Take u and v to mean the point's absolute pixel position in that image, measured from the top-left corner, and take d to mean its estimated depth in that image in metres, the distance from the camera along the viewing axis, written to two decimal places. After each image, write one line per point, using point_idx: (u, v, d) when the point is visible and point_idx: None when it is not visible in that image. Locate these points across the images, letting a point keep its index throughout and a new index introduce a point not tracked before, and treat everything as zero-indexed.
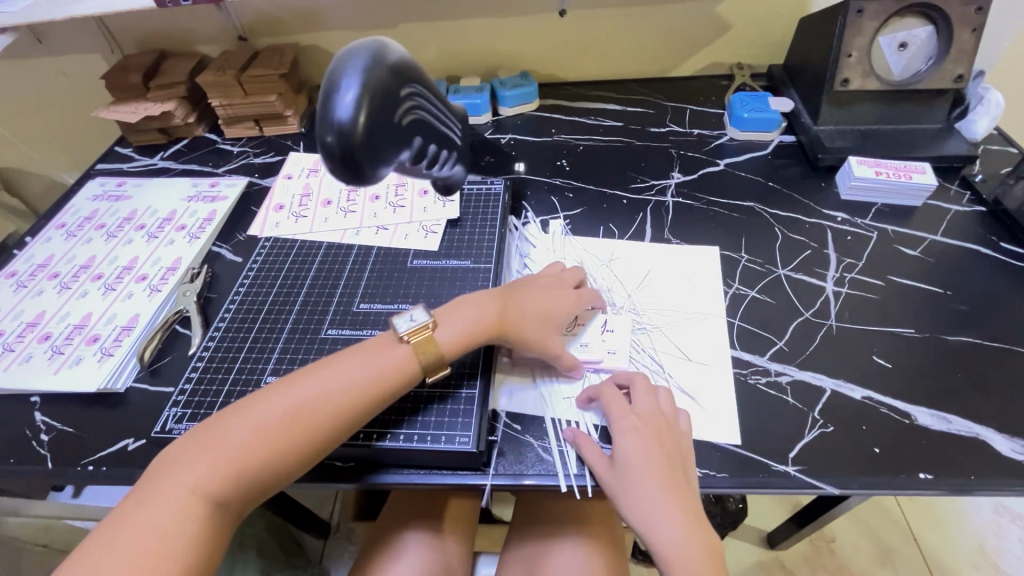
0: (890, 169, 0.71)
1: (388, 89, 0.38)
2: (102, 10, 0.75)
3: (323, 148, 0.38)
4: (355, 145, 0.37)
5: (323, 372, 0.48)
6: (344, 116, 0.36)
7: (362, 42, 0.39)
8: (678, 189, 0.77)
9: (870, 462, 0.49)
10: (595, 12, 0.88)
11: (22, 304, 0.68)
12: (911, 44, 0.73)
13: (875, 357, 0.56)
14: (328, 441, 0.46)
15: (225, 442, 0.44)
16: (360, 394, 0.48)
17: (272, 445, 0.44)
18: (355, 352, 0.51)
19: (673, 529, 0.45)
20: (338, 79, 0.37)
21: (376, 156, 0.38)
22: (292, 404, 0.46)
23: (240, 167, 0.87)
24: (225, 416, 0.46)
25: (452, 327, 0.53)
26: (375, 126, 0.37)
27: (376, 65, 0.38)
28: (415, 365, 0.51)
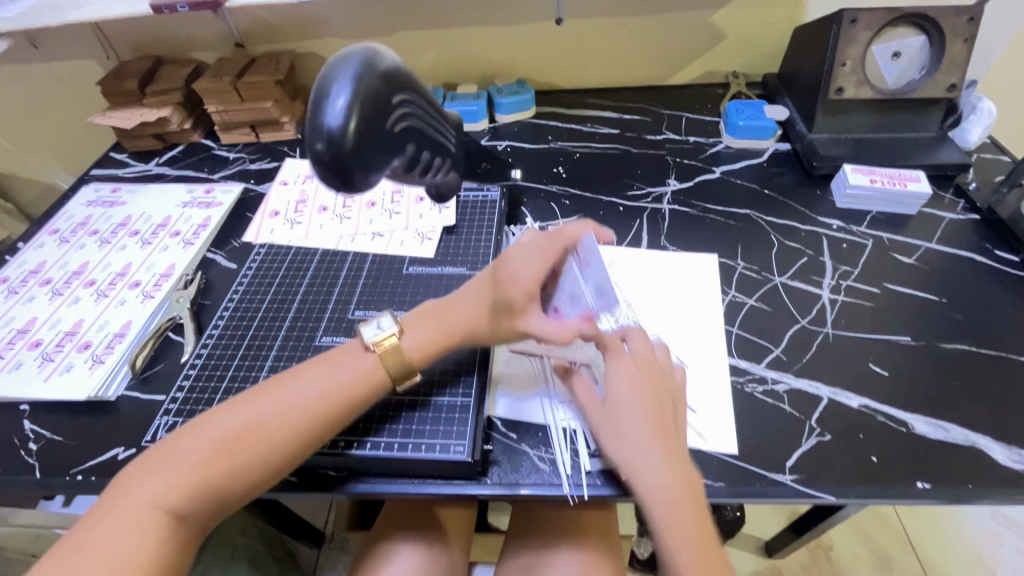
0: (885, 177, 0.71)
1: (380, 96, 0.38)
2: (99, 17, 0.74)
3: (312, 153, 0.39)
4: (343, 152, 0.38)
5: (291, 380, 0.48)
6: (334, 124, 0.37)
7: (357, 48, 0.39)
8: (675, 196, 0.77)
9: (867, 471, 0.49)
10: (592, 20, 0.89)
11: (13, 310, 0.67)
12: (904, 53, 0.74)
13: (871, 366, 0.56)
14: (298, 450, 0.45)
15: (189, 453, 0.42)
16: (329, 402, 0.47)
17: (236, 457, 0.43)
18: (324, 360, 0.50)
19: (657, 470, 0.44)
20: (330, 84, 0.38)
21: (364, 163, 0.39)
22: (259, 412, 0.45)
23: (235, 173, 0.87)
24: (188, 429, 0.44)
25: (418, 332, 0.52)
26: (363, 133, 0.38)
27: (367, 73, 0.38)
28: (383, 372, 0.50)
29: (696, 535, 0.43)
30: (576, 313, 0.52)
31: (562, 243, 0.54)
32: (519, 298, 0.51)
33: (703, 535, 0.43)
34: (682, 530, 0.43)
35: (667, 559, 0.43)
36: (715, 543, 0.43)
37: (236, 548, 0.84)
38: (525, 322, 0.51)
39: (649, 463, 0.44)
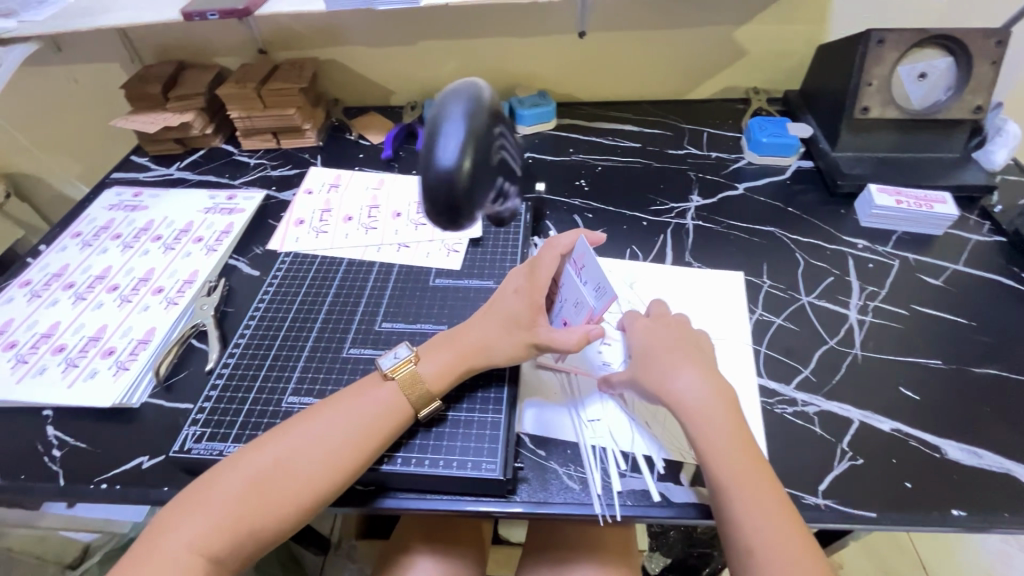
0: (911, 198, 0.71)
1: (488, 134, 0.39)
2: (127, 22, 0.75)
3: (425, 192, 0.39)
4: (459, 190, 0.38)
5: (317, 416, 0.48)
6: (449, 161, 0.37)
7: (460, 87, 0.40)
8: (698, 212, 0.77)
9: (902, 497, 0.48)
10: (615, 34, 0.89)
11: (36, 314, 0.67)
12: (931, 74, 0.74)
13: (902, 389, 0.56)
14: (328, 488, 0.45)
15: (222, 495, 0.43)
16: (356, 437, 0.47)
17: (267, 497, 0.44)
18: (347, 394, 0.50)
19: (685, 382, 0.49)
20: (441, 124, 0.38)
21: (476, 200, 0.39)
22: (288, 449, 0.45)
23: (257, 179, 0.87)
24: (221, 469, 0.45)
25: (435, 360, 0.52)
26: (476, 170, 0.38)
27: (477, 110, 0.38)
28: (406, 404, 0.50)
29: (739, 450, 0.45)
30: (582, 318, 0.52)
31: (559, 250, 0.56)
32: (527, 311, 0.53)
33: (747, 451, 0.46)
34: (725, 444, 0.46)
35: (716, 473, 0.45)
36: (760, 459, 0.45)
37: None
38: (535, 336, 0.52)
39: (687, 386, 0.49)
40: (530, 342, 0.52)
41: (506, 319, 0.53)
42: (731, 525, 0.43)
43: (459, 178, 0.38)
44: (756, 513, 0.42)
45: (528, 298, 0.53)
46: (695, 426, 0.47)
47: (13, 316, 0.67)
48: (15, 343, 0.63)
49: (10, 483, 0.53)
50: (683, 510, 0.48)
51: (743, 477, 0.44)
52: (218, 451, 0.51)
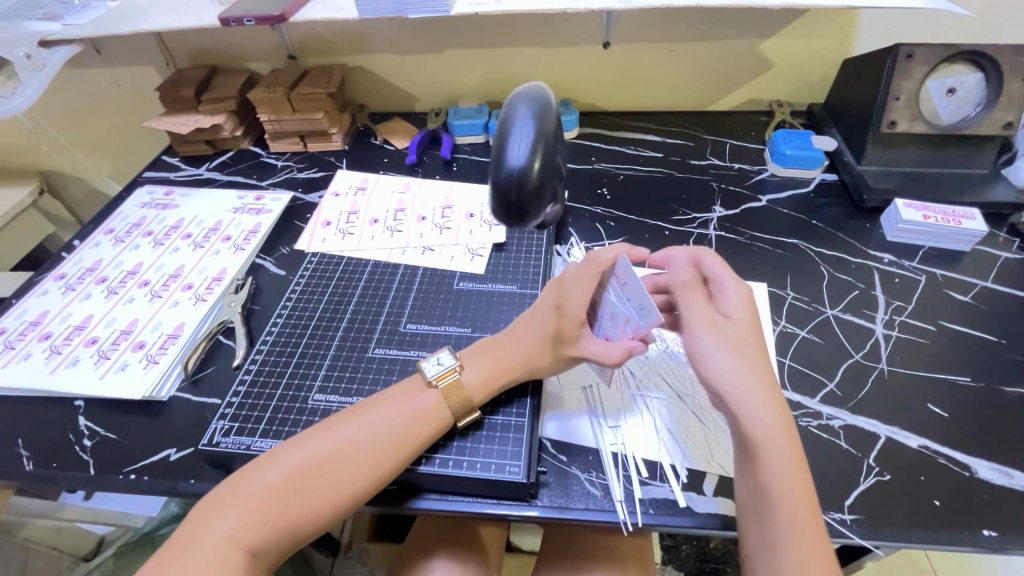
0: (938, 214, 0.70)
1: (554, 138, 0.40)
2: (167, 26, 0.77)
3: (494, 192, 0.39)
4: (529, 190, 0.38)
5: (359, 418, 0.48)
6: (522, 161, 0.38)
7: (528, 91, 0.41)
8: (721, 223, 0.77)
9: (930, 515, 0.47)
10: (640, 45, 0.90)
11: (70, 307, 0.69)
12: (959, 90, 0.74)
13: (930, 406, 0.55)
14: (363, 492, 0.45)
15: (262, 489, 0.44)
16: (395, 444, 0.47)
17: (308, 494, 0.44)
18: (388, 399, 0.50)
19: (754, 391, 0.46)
20: (511, 125, 0.39)
21: (542, 202, 0.39)
22: (328, 449, 0.46)
23: (284, 181, 0.88)
24: (264, 460, 0.46)
25: (477, 370, 0.52)
26: (544, 172, 0.39)
27: (546, 113, 0.40)
28: (446, 412, 0.50)
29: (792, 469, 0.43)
30: (620, 330, 0.51)
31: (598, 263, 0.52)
32: (568, 327, 0.51)
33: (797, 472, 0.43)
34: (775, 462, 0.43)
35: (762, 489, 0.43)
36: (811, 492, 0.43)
37: None
38: (574, 350, 0.51)
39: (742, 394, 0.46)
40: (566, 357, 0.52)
41: (551, 335, 0.52)
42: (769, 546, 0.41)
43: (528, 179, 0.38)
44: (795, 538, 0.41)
45: (570, 314, 0.51)
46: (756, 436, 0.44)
47: (48, 309, 0.68)
48: (50, 334, 0.65)
49: (42, 471, 0.54)
50: (707, 520, 0.47)
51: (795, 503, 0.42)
52: (246, 445, 0.52)
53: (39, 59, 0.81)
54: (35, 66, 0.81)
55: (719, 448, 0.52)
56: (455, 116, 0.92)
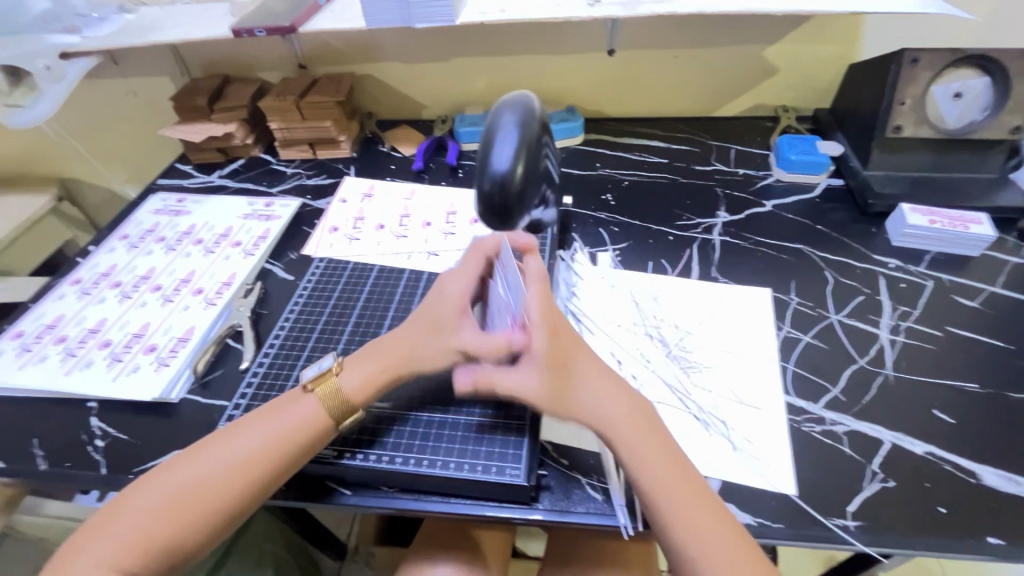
0: (945, 219, 0.70)
1: (535, 143, 0.45)
2: (181, 38, 0.79)
3: (482, 194, 0.45)
4: (508, 194, 0.44)
5: (235, 432, 0.49)
6: (503, 167, 0.44)
7: (514, 98, 0.46)
8: (725, 228, 0.77)
9: (935, 522, 0.47)
10: (645, 52, 0.90)
11: (85, 310, 0.71)
12: (966, 94, 0.73)
13: (936, 412, 0.54)
14: (242, 503, 0.46)
15: (139, 513, 0.44)
16: (271, 454, 0.47)
17: (190, 508, 0.45)
18: (265, 411, 0.50)
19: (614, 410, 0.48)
20: (496, 135, 0.45)
21: (522, 202, 0.45)
22: (204, 467, 0.46)
23: (293, 188, 0.90)
24: (147, 479, 0.46)
25: (357, 372, 0.52)
26: (525, 176, 0.44)
27: (528, 119, 0.45)
28: (326, 418, 0.50)
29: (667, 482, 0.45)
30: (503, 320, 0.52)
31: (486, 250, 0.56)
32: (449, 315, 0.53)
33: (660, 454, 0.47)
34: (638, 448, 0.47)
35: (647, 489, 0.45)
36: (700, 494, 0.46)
37: (262, 553, 0.89)
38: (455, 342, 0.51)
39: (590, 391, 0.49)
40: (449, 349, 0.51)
41: (429, 328, 0.53)
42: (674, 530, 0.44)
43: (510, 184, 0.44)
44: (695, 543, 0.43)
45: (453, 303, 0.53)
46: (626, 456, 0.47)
47: (64, 313, 0.70)
48: (65, 337, 0.67)
49: (55, 470, 0.55)
50: None
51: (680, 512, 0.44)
52: None
53: (58, 70, 0.84)
54: (54, 77, 0.84)
55: (716, 453, 0.52)
56: (461, 123, 0.93)
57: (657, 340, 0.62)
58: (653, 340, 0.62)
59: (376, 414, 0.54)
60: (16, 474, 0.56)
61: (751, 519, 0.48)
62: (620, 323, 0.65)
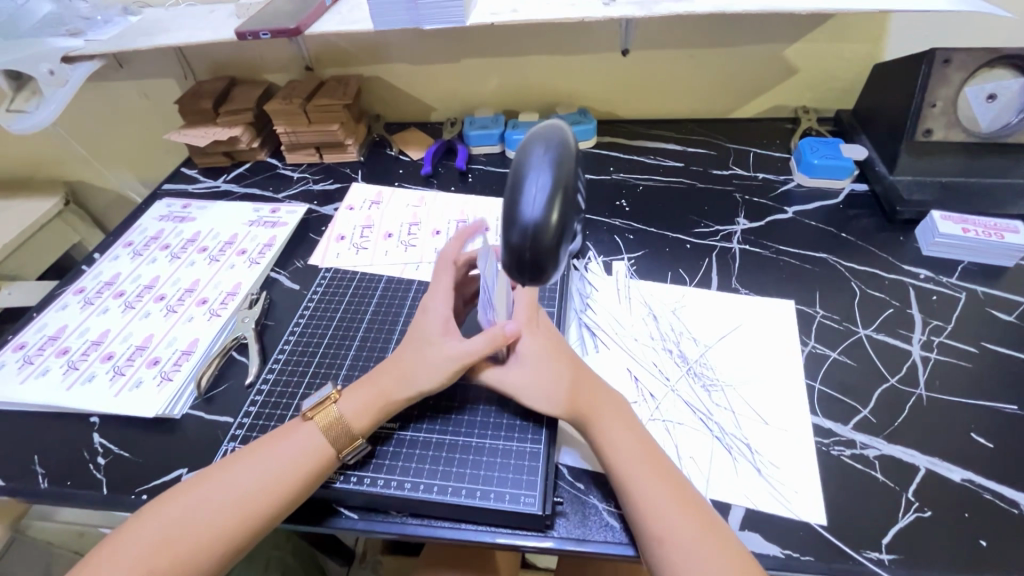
0: (978, 227, 0.67)
1: (573, 184, 0.39)
2: (185, 41, 0.77)
3: (508, 246, 0.38)
4: (545, 243, 0.37)
5: (235, 463, 0.47)
6: (538, 214, 0.37)
7: (544, 134, 0.40)
8: (745, 235, 0.74)
9: (976, 557, 0.44)
10: (661, 52, 0.87)
11: (88, 321, 0.69)
12: (1000, 96, 0.69)
13: (973, 436, 0.51)
14: (241, 538, 0.45)
15: (134, 548, 0.43)
16: (272, 487, 0.46)
17: (191, 541, 0.43)
18: (266, 440, 0.49)
19: (628, 444, 0.47)
20: (526, 171, 0.38)
21: (560, 252, 0.38)
22: (202, 500, 0.45)
23: (299, 194, 0.88)
24: (150, 510, 0.45)
25: (358, 397, 0.50)
26: (562, 223, 0.38)
27: (565, 158, 0.38)
28: (329, 450, 0.48)
29: (672, 510, 0.43)
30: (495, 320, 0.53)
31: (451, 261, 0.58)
32: (433, 329, 0.53)
33: (657, 470, 0.46)
34: (636, 460, 0.46)
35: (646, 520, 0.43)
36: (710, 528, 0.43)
37: (270, 561, 0.88)
38: (441, 354, 0.51)
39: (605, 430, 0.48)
40: (441, 363, 0.50)
41: (420, 345, 0.52)
42: (657, 547, 0.42)
43: (545, 233, 0.37)
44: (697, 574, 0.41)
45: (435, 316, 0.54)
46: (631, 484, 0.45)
47: (67, 323, 0.69)
48: (67, 349, 0.66)
49: (56, 489, 0.54)
50: None
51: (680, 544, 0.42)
52: None
53: (62, 75, 0.81)
54: (57, 82, 0.82)
55: (738, 479, 0.49)
56: (471, 126, 0.91)
57: (676, 356, 0.60)
58: (673, 356, 0.60)
59: (387, 436, 0.52)
60: (17, 492, 0.54)
61: (778, 551, 0.45)
62: (637, 336, 0.62)
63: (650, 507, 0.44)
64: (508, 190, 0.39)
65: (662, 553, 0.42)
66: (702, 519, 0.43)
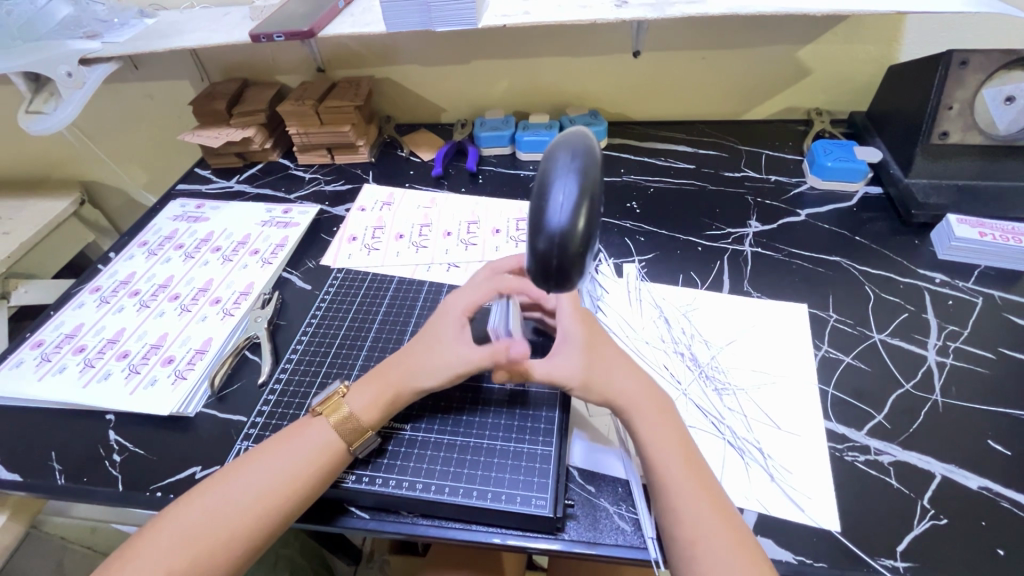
0: (995, 231, 0.66)
1: (598, 191, 0.39)
2: (199, 44, 0.78)
3: (535, 253, 0.38)
4: (571, 251, 0.37)
5: (250, 463, 0.47)
6: (564, 221, 0.37)
7: (569, 140, 0.40)
8: (757, 238, 0.74)
9: (992, 566, 0.43)
10: (672, 53, 0.87)
11: (105, 319, 0.70)
12: (1019, 98, 0.68)
13: (990, 443, 0.51)
14: (261, 535, 0.45)
15: (158, 552, 0.43)
16: (288, 485, 0.46)
17: (212, 540, 0.43)
18: (279, 437, 0.49)
19: (663, 440, 0.47)
20: (552, 178, 0.38)
21: (585, 259, 0.38)
22: (221, 500, 0.45)
23: (311, 194, 0.88)
24: (170, 510, 0.46)
25: (364, 394, 0.51)
26: (588, 230, 0.38)
27: (591, 165, 0.38)
28: (340, 444, 0.49)
29: (699, 506, 0.43)
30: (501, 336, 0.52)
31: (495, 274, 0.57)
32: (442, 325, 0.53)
33: (687, 471, 0.45)
34: (668, 462, 0.45)
35: (673, 513, 0.43)
36: (735, 526, 0.43)
37: (278, 559, 0.90)
38: (448, 352, 0.51)
39: (645, 424, 0.48)
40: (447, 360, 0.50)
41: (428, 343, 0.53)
42: (688, 549, 0.42)
43: (571, 240, 0.38)
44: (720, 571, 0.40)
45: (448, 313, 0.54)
46: (663, 478, 0.45)
47: (83, 322, 0.70)
48: (84, 347, 0.67)
49: (73, 485, 0.55)
50: None
51: (702, 540, 0.42)
52: None
53: (79, 76, 0.82)
54: (75, 84, 0.82)
55: (750, 483, 0.49)
56: (482, 128, 0.91)
57: (689, 359, 0.60)
58: (685, 359, 0.60)
59: (397, 437, 0.52)
60: (34, 488, 0.55)
61: (790, 557, 0.45)
62: (649, 340, 0.62)
63: (680, 510, 0.43)
64: (534, 197, 0.39)
65: (692, 556, 0.42)
66: (726, 522, 0.43)
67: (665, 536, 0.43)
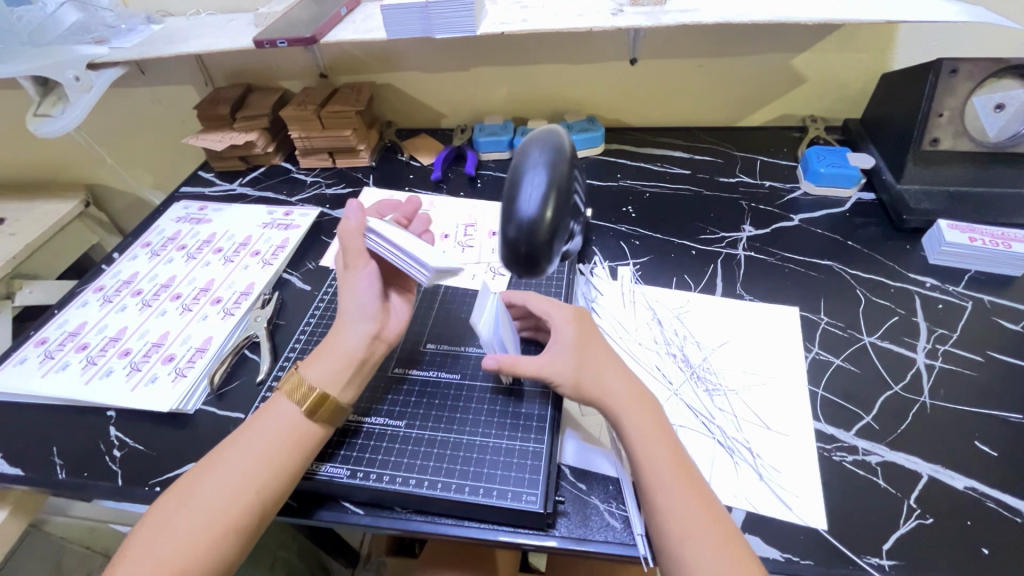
0: (986, 236, 0.66)
1: (569, 184, 0.40)
2: (204, 49, 0.80)
3: (505, 241, 0.39)
4: (539, 240, 0.38)
5: (228, 453, 0.47)
6: (534, 211, 0.38)
7: (542, 136, 0.42)
8: (751, 242, 0.75)
9: (977, 565, 0.44)
10: (668, 61, 0.88)
11: (107, 318, 0.71)
12: (1009, 105, 0.68)
13: (977, 444, 0.51)
14: (252, 520, 0.45)
15: (145, 557, 0.42)
16: (270, 469, 0.47)
17: (203, 534, 0.43)
18: (250, 424, 0.49)
19: (649, 434, 0.47)
20: (523, 171, 0.40)
21: (554, 248, 0.40)
22: (206, 494, 0.45)
23: (312, 197, 0.90)
24: (155, 515, 0.45)
25: (324, 364, 0.51)
26: (557, 221, 0.39)
27: (559, 159, 0.40)
28: (310, 422, 0.49)
29: (686, 497, 0.44)
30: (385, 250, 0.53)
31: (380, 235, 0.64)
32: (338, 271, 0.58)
33: (673, 464, 0.46)
34: (655, 456, 0.46)
35: (662, 504, 0.44)
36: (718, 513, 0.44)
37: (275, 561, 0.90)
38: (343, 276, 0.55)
39: (630, 419, 0.48)
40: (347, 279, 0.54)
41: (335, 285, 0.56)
42: (676, 545, 0.42)
43: (539, 229, 0.39)
44: (707, 559, 0.41)
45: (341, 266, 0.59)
46: (650, 471, 0.46)
47: (86, 320, 0.71)
48: (87, 345, 0.68)
49: (73, 480, 0.55)
50: None
51: (689, 530, 0.42)
52: None
53: (87, 80, 0.84)
54: (82, 88, 0.84)
55: (740, 483, 0.50)
56: (481, 132, 0.92)
57: (681, 360, 0.61)
58: (676, 361, 0.61)
59: (389, 434, 0.53)
60: (36, 483, 0.56)
61: (778, 554, 0.46)
62: (641, 340, 0.63)
63: (668, 504, 0.44)
64: (506, 189, 0.40)
65: (680, 551, 0.42)
66: (710, 512, 0.44)
67: (653, 530, 0.44)
